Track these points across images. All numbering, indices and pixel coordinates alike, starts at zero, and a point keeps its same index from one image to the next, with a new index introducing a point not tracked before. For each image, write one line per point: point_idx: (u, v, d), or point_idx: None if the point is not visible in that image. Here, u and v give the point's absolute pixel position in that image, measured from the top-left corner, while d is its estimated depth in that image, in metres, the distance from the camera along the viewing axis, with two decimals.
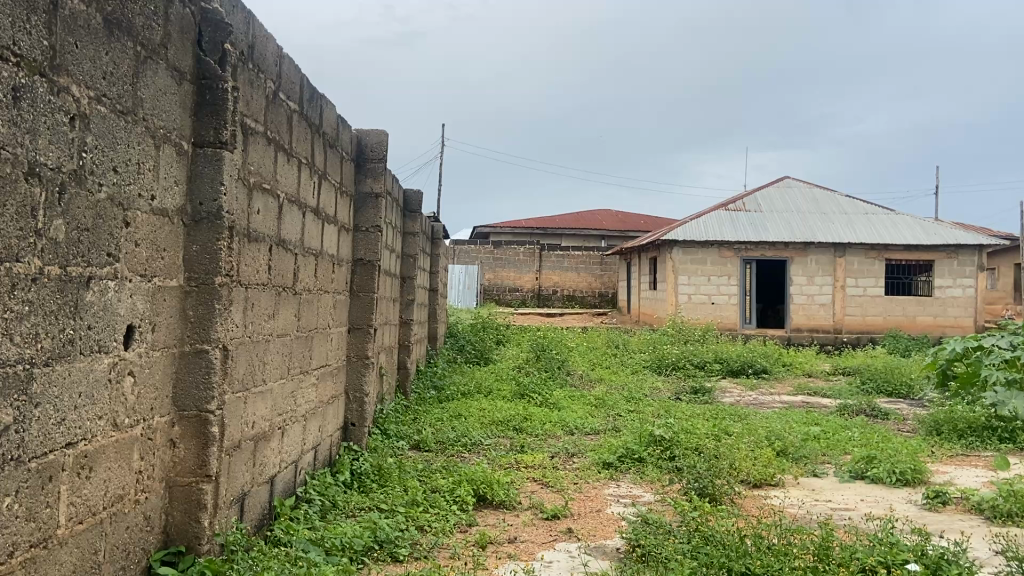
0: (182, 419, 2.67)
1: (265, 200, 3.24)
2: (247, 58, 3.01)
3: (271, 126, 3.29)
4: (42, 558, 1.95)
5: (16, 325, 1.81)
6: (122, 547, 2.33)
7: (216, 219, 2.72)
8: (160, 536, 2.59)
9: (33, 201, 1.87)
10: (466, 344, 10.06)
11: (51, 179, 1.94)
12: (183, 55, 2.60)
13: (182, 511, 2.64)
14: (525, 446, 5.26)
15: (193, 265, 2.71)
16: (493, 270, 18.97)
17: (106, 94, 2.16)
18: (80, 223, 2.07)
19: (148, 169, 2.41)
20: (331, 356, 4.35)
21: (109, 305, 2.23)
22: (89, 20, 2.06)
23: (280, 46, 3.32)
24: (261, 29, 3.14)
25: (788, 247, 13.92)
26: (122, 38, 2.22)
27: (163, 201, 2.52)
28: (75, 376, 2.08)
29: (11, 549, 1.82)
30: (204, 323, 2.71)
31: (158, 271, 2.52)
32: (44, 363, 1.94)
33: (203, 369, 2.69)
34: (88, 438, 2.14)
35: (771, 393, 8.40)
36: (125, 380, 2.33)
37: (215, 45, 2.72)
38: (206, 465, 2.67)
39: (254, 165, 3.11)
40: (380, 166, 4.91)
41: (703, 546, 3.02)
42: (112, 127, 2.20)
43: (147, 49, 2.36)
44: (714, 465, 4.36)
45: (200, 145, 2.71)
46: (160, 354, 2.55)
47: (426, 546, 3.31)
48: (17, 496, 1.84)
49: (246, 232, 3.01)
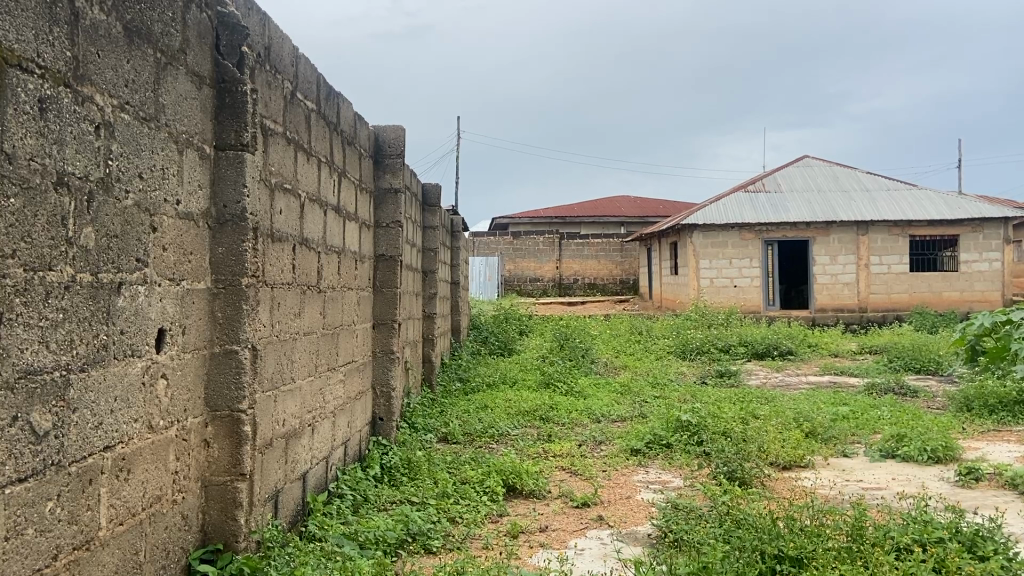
0: (215, 419, 2.71)
1: (287, 200, 3.27)
2: (264, 60, 3.03)
3: (290, 126, 3.32)
4: (85, 559, 1.99)
5: (51, 332, 1.85)
6: (162, 547, 2.38)
7: (240, 220, 2.75)
8: (198, 534, 2.63)
9: (64, 210, 1.90)
10: (489, 336, 10.10)
11: (79, 188, 1.97)
12: (202, 59, 2.62)
13: (218, 510, 2.68)
14: (553, 436, 5.27)
15: (220, 266, 2.74)
16: (513, 260, 18.99)
17: (129, 101, 2.19)
18: (109, 230, 2.11)
19: (172, 174, 2.44)
20: (357, 352, 4.38)
21: (141, 309, 2.26)
22: (110, 29, 2.08)
23: (296, 46, 3.34)
24: (277, 32, 3.16)
25: (810, 227, 13.82)
26: (142, 46, 2.24)
27: (189, 206, 2.55)
28: (110, 381, 2.11)
29: (55, 552, 1.87)
30: (233, 324, 2.75)
31: (186, 274, 2.55)
32: (80, 368, 1.98)
33: (234, 370, 2.73)
34: (125, 441, 2.18)
35: (797, 374, 8.37)
36: (158, 383, 2.37)
37: (233, 48, 2.74)
38: (239, 464, 2.71)
39: (275, 166, 3.13)
40: (399, 161, 4.92)
41: (735, 529, 3.02)
42: (137, 134, 2.24)
43: (167, 56, 2.38)
44: (743, 449, 4.35)
45: (222, 148, 2.74)
46: (191, 356, 2.59)
47: (458, 537, 3.34)
48: (59, 500, 1.88)
49: (270, 232, 3.04)
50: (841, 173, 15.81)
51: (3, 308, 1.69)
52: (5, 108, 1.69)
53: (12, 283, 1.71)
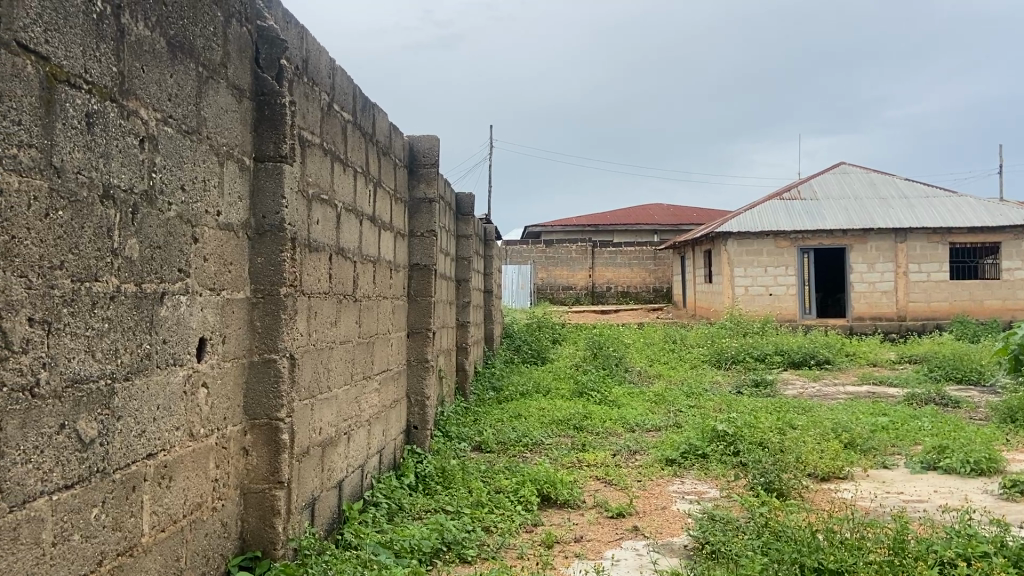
0: (254, 427, 2.74)
1: (324, 210, 3.31)
2: (302, 72, 3.07)
3: (327, 137, 3.35)
4: (128, 565, 2.02)
5: (97, 342, 1.89)
6: (202, 553, 2.41)
7: (278, 231, 2.78)
8: (238, 542, 2.67)
9: (109, 222, 1.94)
10: (522, 344, 10.09)
11: (124, 200, 2.01)
12: (242, 73, 2.67)
13: (257, 517, 2.71)
14: (587, 445, 5.24)
15: (259, 276, 2.78)
16: (546, 268, 18.96)
17: (172, 115, 2.23)
18: (153, 241, 2.15)
19: (213, 186, 2.48)
20: (392, 361, 4.40)
21: (182, 319, 2.30)
22: (154, 44, 2.12)
23: (332, 58, 3.38)
24: (315, 44, 3.20)
25: (846, 234, 13.62)
26: (185, 60, 2.29)
27: (229, 216, 2.59)
28: (153, 390, 2.15)
29: (100, 558, 1.90)
30: (271, 333, 2.77)
31: (226, 284, 2.59)
32: (124, 377, 2.01)
33: (272, 379, 2.76)
34: (166, 449, 2.21)
35: (835, 384, 8.24)
36: (199, 391, 2.40)
37: (272, 61, 2.79)
38: (278, 471, 2.74)
39: (312, 177, 3.16)
40: (433, 171, 4.95)
41: (774, 542, 2.98)
42: (180, 146, 2.28)
43: (208, 69, 2.43)
44: (780, 459, 4.29)
45: (261, 160, 2.78)
46: (231, 365, 2.62)
47: (493, 547, 3.33)
48: (104, 506, 1.92)
49: (307, 242, 3.07)
50: (878, 179, 15.57)
51: (51, 318, 1.72)
52: (54, 123, 1.73)
53: (59, 293, 1.75)
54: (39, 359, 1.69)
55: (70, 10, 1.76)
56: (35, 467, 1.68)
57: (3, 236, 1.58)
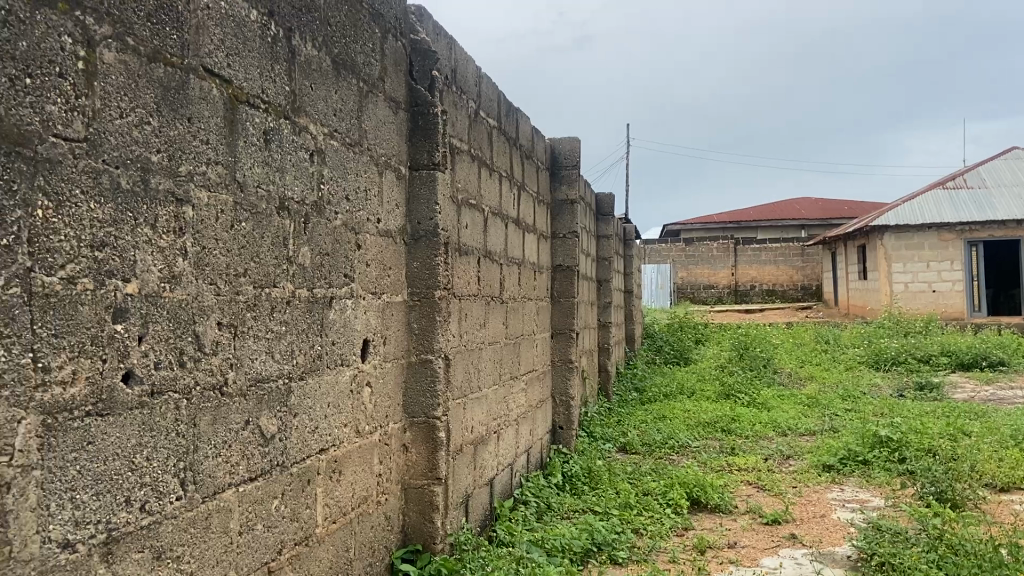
0: (412, 425, 2.85)
1: (472, 215, 3.40)
2: (451, 81, 3.16)
3: (475, 144, 3.44)
4: (305, 554, 2.15)
5: (276, 343, 2.03)
6: (368, 545, 2.53)
7: (432, 236, 2.88)
8: (400, 535, 2.78)
9: (285, 232, 2.08)
10: (664, 345, 9.95)
11: (298, 211, 2.14)
12: (398, 86, 2.79)
13: (417, 512, 2.82)
14: (736, 449, 5.09)
15: (415, 280, 2.89)
16: (686, 267, 18.59)
17: (336, 129, 2.36)
18: (322, 249, 2.28)
19: (373, 195, 2.60)
20: (537, 362, 4.46)
21: (348, 321, 2.43)
22: (321, 63, 2.26)
23: (478, 67, 3.47)
24: (463, 54, 3.29)
25: (1020, 225, 12.53)
26: (347, 77, 2.41)
27: (387, 223, 2.71)
28: (324, 388, 2.28)
29: (280, 546, 2.03)
30: (427, 335, 2.88)
31: (386, 288, 2.71)
32: (300, 376, 2.15)
33: (428, 379, 2.86)
34: (336, 444, 2.34)
35: (1012, 388, 7.58)
36: (364, 390, 2.53)
37: (424, 73, 2.90)
38: (436, 468, 2.83)
39: (460, 183, 3.25)
40: (575, 172, 4.98)
41: (950, 556, 2.79)
42: (344, 158, 2.41)
43: (368, 84, 2.55)
44: (953, 468, 4.00)
45: (416, 168, 2.89)
46: (391, 365, 2.74)
47: (644, 549, 3.30)
48: (283, 498, 2.05)
49: (457, 246, 3.16)
50: None
51: (236, 321, 1.86)
52: (236, 141, 1.87)
53: (243, 298, 1.89)
54: (227, 360, 1.83)
55: (250, 36, 1.91)
56: (225, 460, 1.82)
57: (197, 246, 1.72)
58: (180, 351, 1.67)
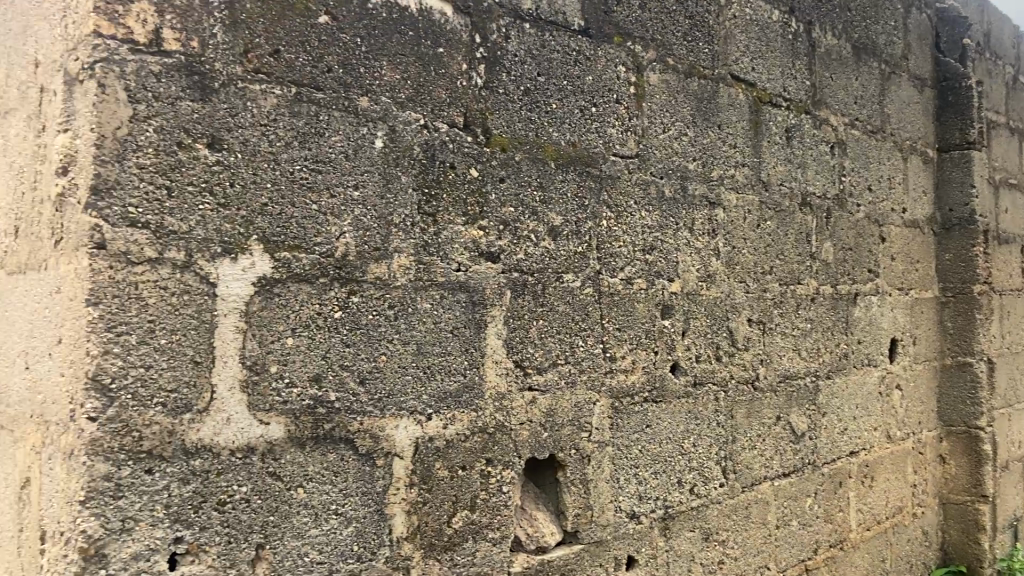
0: (950, 436, 2.57)
1: (1017, 196, 2.90)
2: (984, 47, 2.79)
3: (1015, 113, 2.95)
4: (840, 557, 2.10)
5: (803, 340, 2.02)
6: (905, 559, 2.36)
7: (969, 223, 2.55)
8: (938, 553, 2.54)
9: (807, 227, 2.05)
10: None
11: (819, 206, 2.10)
12: (923, 62, 2.55)
13: (959, 530, 2.54)
14: None
15: (948, 274, 2.59)
16: None
17: (858, 117, 2.25)
18: (846, 244, 2.19)
19: (898, 182, 2.42)
20: None
21: (874, 319, 2.29)
22: (841, 51, 2.18)
23: (1016, 25, 2.98)
24: (996, 13, 2.87)
25: None
26: (869, 60, 2.29)
27: (914, 213, 2.49)
28: (852, 388, 2.19)
29: (815, 546, 2.01)
30: (966, 334, 2.55)
31: (914, 283, 2.48)
32: (826, 375, 2.10)
33: (970, 384, 2.53)
34: (867, 449, 2.22)
35: None
36: (894, 393, 2.36)
37: (953, 43, 2.62)
38: (982, 484, 2.50)
39: (999, 161, 2.80)
40: None
41: None
42: (866, 147, 2.28)
43: (890, 65, 2.38)
44: None
45: (946, 149, 2.60)
46: (923, 368, 2.51)
47: None
48: (817, 497, 2.03)
49: (999, 233, 2.74)
50: None
51: (766, 318, 1.90)
52: (763, 142, 1.92)
53: (772, 295, 1.92)
54: (758, 356, 1.87)
55: (772, 36, 1.94)
56: (762, 453, 1.86)
57: (728, 246, 1.80)
58: (716, 347, 1.76)
